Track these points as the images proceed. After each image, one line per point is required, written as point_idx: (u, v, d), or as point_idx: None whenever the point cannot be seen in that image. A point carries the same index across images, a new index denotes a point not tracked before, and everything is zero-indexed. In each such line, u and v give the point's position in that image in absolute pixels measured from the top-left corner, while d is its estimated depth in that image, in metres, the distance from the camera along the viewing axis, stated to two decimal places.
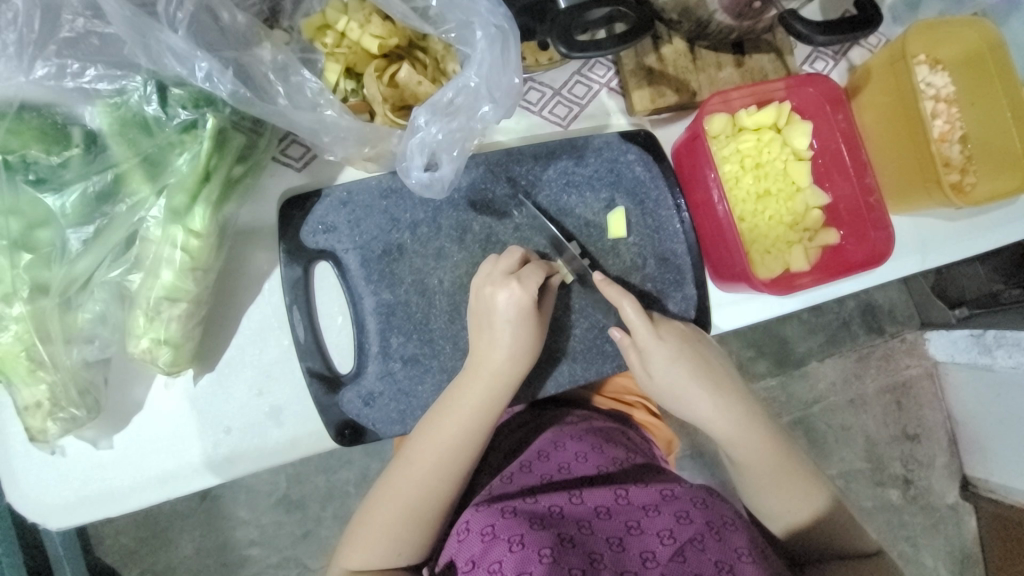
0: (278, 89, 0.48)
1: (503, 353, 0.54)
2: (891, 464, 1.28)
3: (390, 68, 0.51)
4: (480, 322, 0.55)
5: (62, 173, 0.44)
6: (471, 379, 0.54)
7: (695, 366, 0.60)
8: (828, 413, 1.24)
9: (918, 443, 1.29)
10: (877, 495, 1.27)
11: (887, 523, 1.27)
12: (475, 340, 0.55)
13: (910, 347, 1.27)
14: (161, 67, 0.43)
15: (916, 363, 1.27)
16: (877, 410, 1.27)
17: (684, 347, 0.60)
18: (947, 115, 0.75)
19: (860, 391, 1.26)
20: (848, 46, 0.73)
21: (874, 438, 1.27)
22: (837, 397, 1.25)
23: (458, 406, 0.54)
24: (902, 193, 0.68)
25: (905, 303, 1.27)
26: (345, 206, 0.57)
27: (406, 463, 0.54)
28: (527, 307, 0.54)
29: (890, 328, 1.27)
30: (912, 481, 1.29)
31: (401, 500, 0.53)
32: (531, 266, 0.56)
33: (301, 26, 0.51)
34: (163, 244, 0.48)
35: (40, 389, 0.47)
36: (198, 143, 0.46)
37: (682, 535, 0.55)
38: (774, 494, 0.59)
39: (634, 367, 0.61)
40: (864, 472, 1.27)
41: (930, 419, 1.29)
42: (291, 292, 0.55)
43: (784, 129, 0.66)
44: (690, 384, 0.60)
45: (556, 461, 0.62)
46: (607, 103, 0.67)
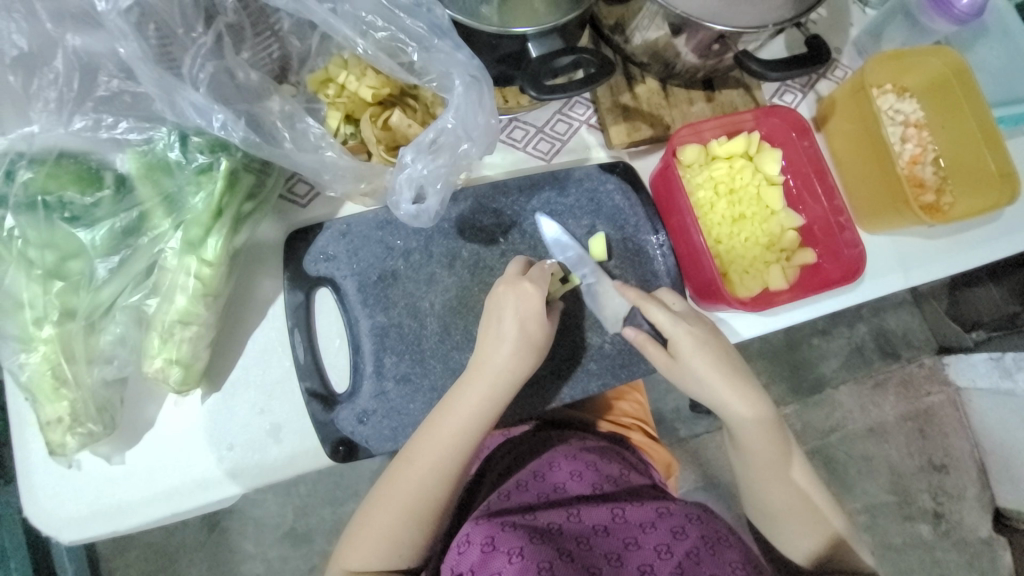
0: (284, 134, 0.54)
1: (507, 352, 0.57)
2: (920, 496, 1.34)
3: (383, 114, 0.58)
4: (489, 321, 0.59)
5: (94, 211, 0.50)
6: (474, 379, 0.57)
7: (719, 364, 0.62)
8: (848, 442, 1.32)
9: (946, 474, 1.35)
10: (906, 531, 1.33)
11: (919, 559, 1.33)
12: (482, 341, 0.59)
13: (930, 371, 1.36)
14: (183, 118, 0.50)
15: (938, 390, 1.35)
16: (898, 439, 1.34)
17: (710, 342, 0.62)
18: (918, 138, 0.78)
19: (880, 419, 1.33)
20: (815, 79, 0.78)
21: (898, 469, 1.34)
22: (856, 424, 1.32)
23: (461, 404, 0.56)
24: (875, 212, 0.72)
25: (920, 327, 1.37)
26: (344, 237, 0.62)
27: (406, 462, 0.56)
28: (535, 307, 0.58)
29: (906, 353, 1.36)
30: (942, 515, 1.34)
31: (403, 498, 0.55)
32: (537, 269, 0.61)
33: (306, 80, 0.58)
34: (178, 272, 0.53)
35: (63, 406, 0.51)
36: (212, 183, 0.52)
37: (680, 550, 0.58)
38: (780, 500, 0.64)
39: (654, 357, 0.62)
40: (891, 506, 1.33)
41: (956, 448, 1.36)
42: (294, 316, 0.60)
43: (755, 157, 0.70)
44: (722, 384, 0.62)
45: (552, 481, 0.64)
46: (587, 138, 0.72)
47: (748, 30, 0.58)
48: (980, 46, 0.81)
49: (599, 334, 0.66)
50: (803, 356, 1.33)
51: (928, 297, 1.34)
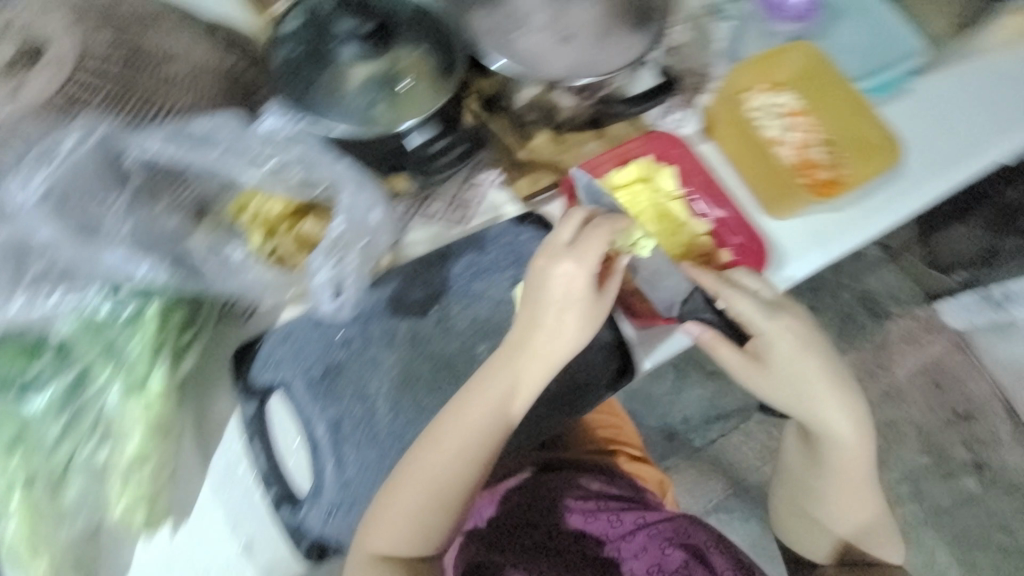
0: (207, 266, 0.60)
1: (564, 331, 0.58)
2: (953, 450, 1.37)
3: (293, 227, 0.63)
4: (537, 293, 0.58)
5: (40, 377, 0.55)
6: (525, 359, 0.58)
7: (823, 375, 0.65)
8: (865, 411, 1.37)
9: (974, 422, 1.37)
10: (952, 489, 1.35)
11: (974, 515, 1.34)
12: (547, 319, 0.58)
13: (928, 323, 1.40)
14: (111, 274, 0.55)
15: (937, 338, 1.40)
16: (916, 399, 1.38)
17: (814, 345, 0.65)
18: (805, 125, 0.82)
19: (892, 383, 1.39)
20: (696, 92, 0.84)
21: (925, 428, 1.38)
22: (869, 392, 1.38)
23: (518, 385, 0.58)
24: (775, 201, 0.77)
25: (908, 284, 1.41)
26: (286, 342, 0.66)
27: (425, 451, 0.58)
28: (579, 286, 0.57)
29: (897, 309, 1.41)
30: (983, 465, 1.36)
31: (429, 483, 0.57)
32: (597, 231, 0.57)
33: (227, 207, 0.62)
34: (127, 415, 0.56)
35: (40, 566, 0.55)
36: (143, 327, 0.56)
37: (670, 566, 0.72)
38: (840, 505, 0.73)
39: (732, 362, 0.64)
40: (930, 468, 1.36)
41: (976, 394, 1.38)
42: (249, 428, 0.62)
43: (651, 178, 0.75)
44: (829, 395, 0.65)
45: (553, 521, 0.76)
46: (496, 198, 0.77)
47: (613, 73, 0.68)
48: (837, 28, 0.87)
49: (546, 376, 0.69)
50: None
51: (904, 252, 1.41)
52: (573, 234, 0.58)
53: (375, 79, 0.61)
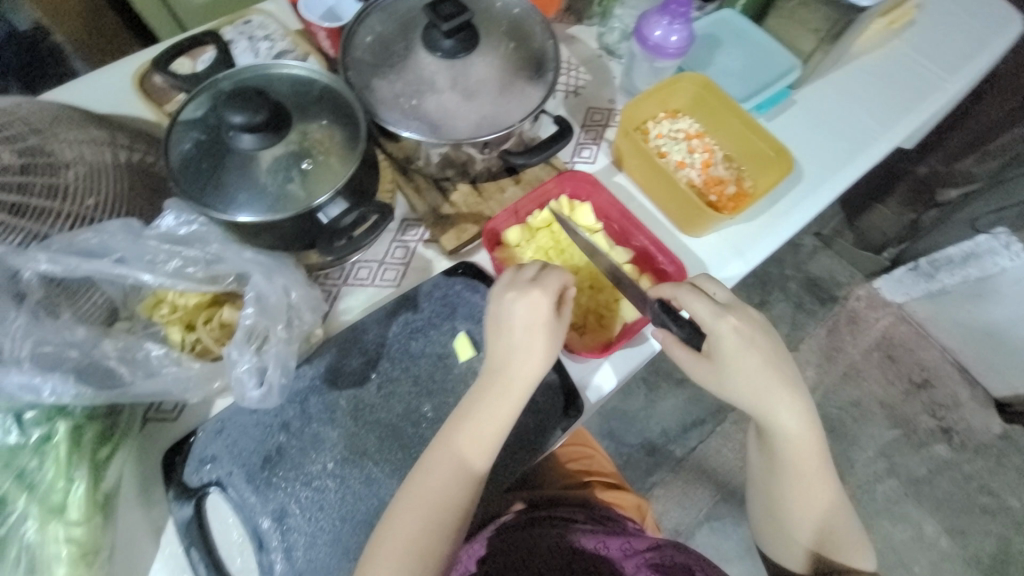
0: (123, 369, 0.58)
1: (521, 353, 0.61)
2: (921, 419, 1.44)
3: (213, 315, 0.63)
4: (499, 327, 0.62)
5: None
6: (496, 379, 0.62)
7: (768, 366, 0.64)
8: (831, 394, 1.45)
9: (932, 387, 1.47)
10: (927, 458, 1.40)
11: (954, 479, 1.39)
12: (514, 351, 0.62)
13: (869, 301, 1.53)
14: (12, 400, 0.53)
15: (882, 314, 1.52)
16: (874, 373, 1.47)
17: (759, 339, 0.64)
18: (702, 145, 0.89)
19: (851, 362, 1.48)
20: (602, 130, 0.91)
21: (888, 401, 1.45)
22: (830, 376, 1.46)
23: (495, 406, 0.61)
24: (688, 220, 0.81)
25: (840, 265, 1.57)
26: (220, 434, 0.63)
27: (425, 475, 0.59)
28: (543, 311, 0.61)
29: (841, 292, 1.54)
30: (950, 429, 1.43)
31: (416, 519, 0.58)
32: (552, 267, 0.64)
33: (137, 309, 0.62)
34: (46, 544, 0.53)
35: None
36: (54, 448, 0.54)
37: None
38: (798, 503, 0.69)
39: (682, 357, 0.66)
40: (902, 440, 1.42)
41: (929, 360, 1.49)
42: (186, 535, 0.59)
43: (571, 215, 0.78)
44: (782, 387, 0.65)
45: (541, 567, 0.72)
46: (425, 254, 0.79)
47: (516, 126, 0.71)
48: (719, 55, 0.95)
49: None
50: None
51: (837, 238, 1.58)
52: (535, 271, 0.64)
53: (284, 158, 0.62)
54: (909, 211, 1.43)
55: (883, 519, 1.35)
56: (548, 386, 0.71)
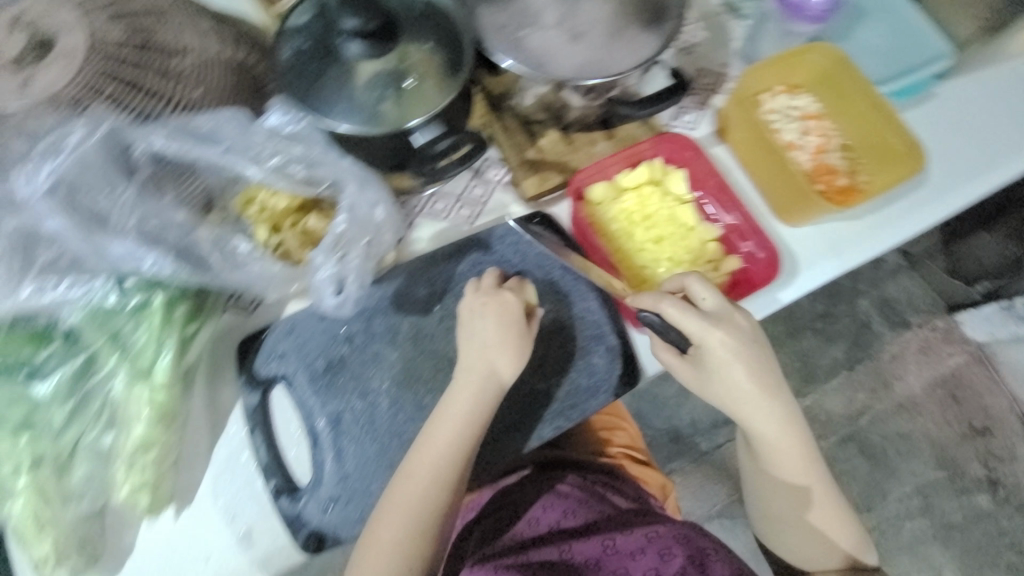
0: (214, 257, 0.60)
1: (497, 342, 0.61)
2: (970, 466, 1.30)
3: (301, 221, 0.63)
4: (469, 329, 0.62)
5: (47, 363, 0.57)
6: (470, 369, 0.61)
7: (758, 379, 0.63)
8: (879, 423, 1.32)
9: (992, 437, 1.30)
10: (964, 505, 1.28)
11: (986, 533, 1.27)
12: (465, 352, 0.62)
13: (946, 334, 1.35)
14: (117, 265, 0.56)
15: (956, 349, 1.34)
16: (933, 411, 1.32)
17: (749, 353, 0.62)
18: (820, 127, 0.81)
19: (909, 394, 1.33)
20: (709, 95, 0.83)
21: (940, 442, 1.31)
22: (883, 404, 1.33)
23: (469, 393, 0.60)
24: (789, 206, 0.75)
25: (924, 292, 1.37)
26: (290, 334, 0.66)
27: (409, 467, 0.58)
28: (511, 302, 0.62)
29: (915, 318, 1.36)
30: (998, 481, 1.29)
31: (405, 511, 0.57)
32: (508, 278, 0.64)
33: (231, 202, 0.63)
34: (131, 402, 0.57)
35: (44, 546, 0.55)
36: (148, 317, 0.57)
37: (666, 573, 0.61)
38: (788, 505, 0.69)
39: (672, 366, 0.65)
40: (943, 483, 1.29)
41: (995, 408, 1.31)
42: (251, 420, 0.63)
43: (662, 181, 0.74)
44: (765, 402, 0.63)
45: (546, 522, 0.68)
46: (504, 196, 0.77)
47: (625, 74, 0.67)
48: (858, 32, 0.85)
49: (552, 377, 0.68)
50: (806, 345, 1.36)
51: (926, 261, 1.38)
52: (494, 281, 0.65)
53: (383, 75, 0.61)
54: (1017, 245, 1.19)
55: (903, 555, 1.26)
56: (607, 351, 0.69)
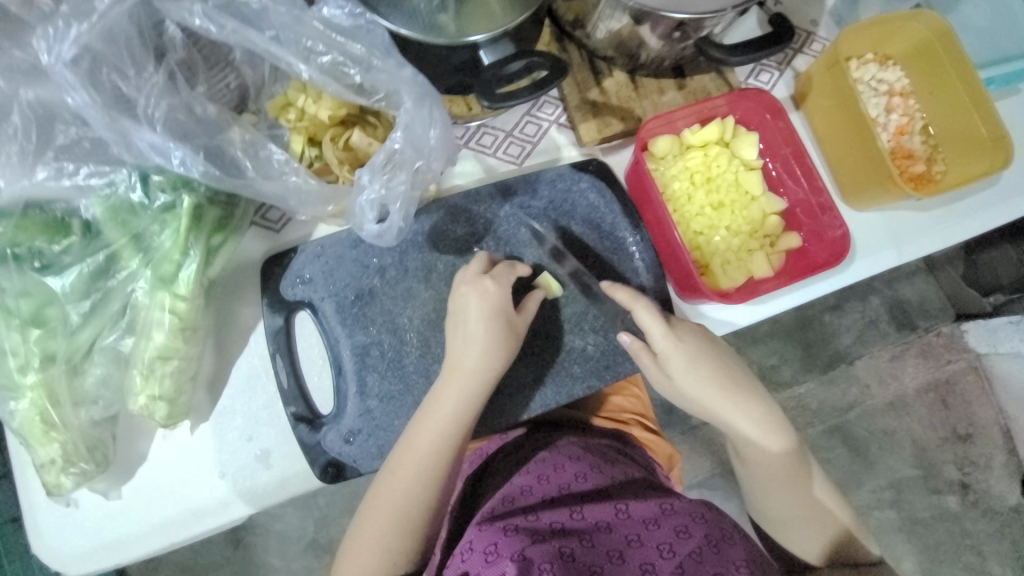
0: (246, 163, 0.54)
1: (477, 351, 0.56)
2: (945, 468, 1.23)
3: (344, 134, 0.57)
4: (456, 324, 0.58)
5: (63, 257, 0.52)
6: (448, 382, 0.56)
7: (723, 379, 0.61)
8: (868, 417, 1.21)
9: (971, 443, 1.24)
10: (934, 504, 1.23)
11: (948, 531, 1.22)
12: (451, 344, 0.58)
13: (948, 341, 1.23)
14: (142, 159, 0.51)
15: (955, 357, 1.23)
16: (919, 412, 1.22)
17: (706, 351, 0.61)
18: (904, 107, 0.75)
19: (899, 392, 1.22)
20: (791, 55, 0.76)
21: (920, 441, 1.22)
22: (875, 400, 1.21)
23: (445, 405, 0.56)
24: (860, 188, 0.69)
25: (936, 295, 1.24)
26: (319, 259, 0.62)
27: (385, 476, 0.55)
28: (499, 305, 0.57)
29: (922, 323, 1.24)
30: (968, 485, 1.23)
31: (388, 509, 0.54)
32: (501, 266, 0.60)
33: (266, 107, 0.58)
34: (152, 308, 0.54)
35: (53, 447, 0.53)
36: (176, 220, 0.53)
37: (682, 549, 0.56)
38: (786, 508, 0.63)
39: (649, 370, 0.62)
40: (917, 480, 1.22)
41: (980, 417, 1.24)
42: (273, 342, 0.60)
43: (731, 142, 0.68)
44: (722, 400, 0.60)
45: (556, 483, 0.64)
46: (557, 138, 0.71)
47: (708, 16, 0.55)
48: (966, 4, 0.76)
49: (591, 337, 0.65)
50: (812, 335, 1.22)
51: (943, 264, 1.23)
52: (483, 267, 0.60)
53: None
54: None
55: None
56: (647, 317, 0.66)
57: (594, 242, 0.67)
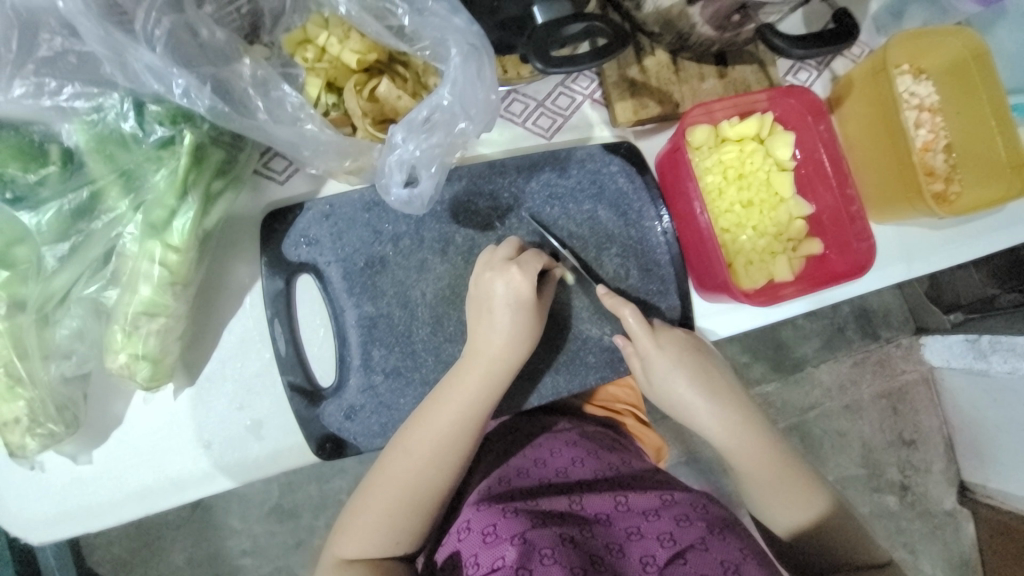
0: (257, 103, 0.47)
1: (503, 340, 0.54)
2: (888, 470, 1.26)
3: (370, 82, 0.51)
4: (479, 308, 0.55)
5: (39, 190, 0.45)
6: (469, 367, 0.54)
7: (703, 384, 0.61)
8: (827, 418, 1.23)
9: (915, 449, 1.27)
10: (875, 502, 1.26)
11: (885, 529, 1.26)
12: (475, 327, 0.55)
13: (906, 352, 1.25)
14: (138, 84, 0.44)
15: (912, 369, 1.25)
16: (873, 417, 1.25)
17: (687, 357, 0.61)
18: (931, 124, 0.74)
19: (857, 397, 1.24)
20: (831, 57, 0.74)
21: (870, 444, 1.25)
22: (834, 403, 1.23)
23: (465, 392, 0.53)
24: (886, 202, 0.69)
25: (899, 308, 1.25)
26: (327, 219, 0.57)
27: (395, 458, 0.53)
28: (526, 295, 0.54)
29: (886, 334, 1.25)
30: (909, 487, 1.27)
31: (396, 491, 0.53)
32: (528, 252, 0.56)
33: (282, 41, 0.51)
34: (140, 259, 0.48)
35: (19, 405, 0.47)
36: (175, 159, 0.47)
37: (684, 539, 0.55)
38: (785, 506, 0.61)
39: (637, 374, 0.62)
40: (862, 479, 1.25)
41: (926, 425, 1.27)
42: (272, 305, 0.55)
43: (767, 140, 0.66)
44: (699, 400, 0.61)
45: (553, 467, 0.62)
46: (590, 115, 0.67)
47: (774, 2, 0.51)
48: (1002, 27, 0.76)
49: (606, 327, 0.64)
50: (789, 334, 1.21)
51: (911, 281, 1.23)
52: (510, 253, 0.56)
53: None
54: (996, 285, 1.10)
55: None
56: (663, 311, 0.65)
57: (618, 230, 0.64)
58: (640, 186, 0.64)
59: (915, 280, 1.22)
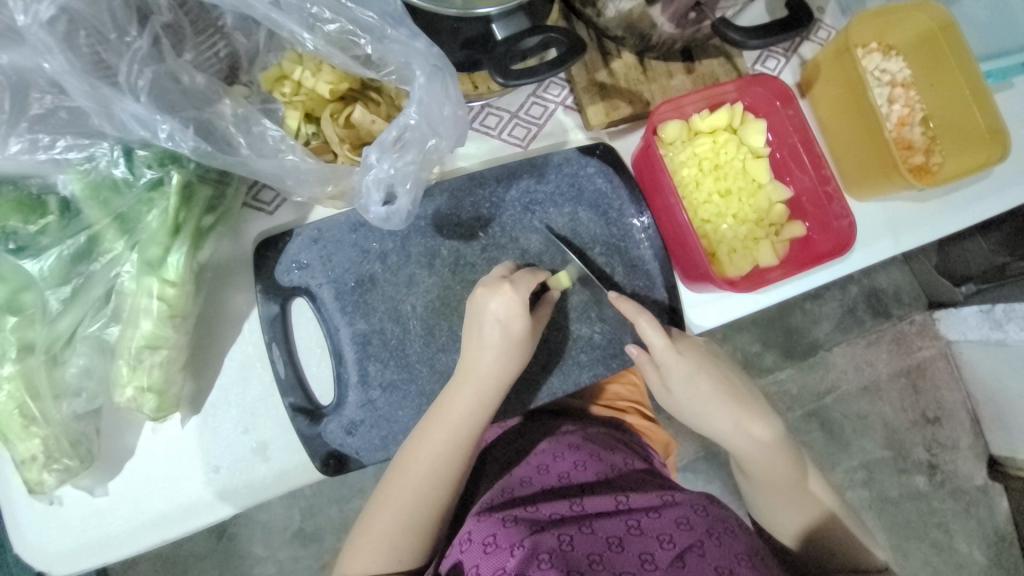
0: (240, 140, 0.50)
1: (495, 356, 0.55)
2: (914, 450, 1.24)
3: (345, 110, 0.54)
4: (473, 327, 0.56)
5: (40, 239, 0.48)
6: (462, 387, 0.55)
7: (723, 394, 0.61)
8: (843, 402, 1.21)
9: (940, 426, 1.24)
10: (903, 484, 1.23)
11: (916, 510, 1.23)
12: (467, 345, 0.56)
13: (920, 328, 1.23)
14: (125, 131, 0.47)
15: (928, 344, 1.23)
16: (892, 396, 1.23)
17: (707, 366, 0.61)
18: (906, 98, 0.74)
19: (873, 377, 1.22)
20: (798, 42, 0.75)
21: (893, 424, 1.23)
22: (850, 385, 1.21)
23: (460, 411, 0.55)
24: (865, 180, 0.69)
25: (909, 285, 1.23)
26: (316, 243, 0.59)
27: (397, 476, 0.55)
28: (517, 313, 0.54)
29: (897, 311, 1.23)
30: (937, 466, 1.24)
31: (399, 508, 0.54)
32: (524, 272, 0.57)
33: (260, 79, 0.54)
34: (139, 296, 0.51)
35: (34, 443, 0.50)
36: (165, 198, 0.50)
37: (682, 540, 0.54)
38: (787, 512, 0.63)
39: (652, 381, 0.62)
40: (887, 461, 1.23)
41: (948, 401, 1.24)
42: (270, 329, 0.57)
43: (739, 129, 0.67)
44: (711, 406, 0.61)
45: (556, 472, 0.62)
46: (564, 121, 0.69)
47: None
48: None
49: (597, 326, 0.65)
50: (794, 321, 1.20)
51: (917, 255, 1.21)
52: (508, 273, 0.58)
53: None
54: (1005, 253, 1.05)
55: None
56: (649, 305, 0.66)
57: (599, 230, 0.65)
58: (618, 185, 0.65)
59: (920, 254, 1.21)
